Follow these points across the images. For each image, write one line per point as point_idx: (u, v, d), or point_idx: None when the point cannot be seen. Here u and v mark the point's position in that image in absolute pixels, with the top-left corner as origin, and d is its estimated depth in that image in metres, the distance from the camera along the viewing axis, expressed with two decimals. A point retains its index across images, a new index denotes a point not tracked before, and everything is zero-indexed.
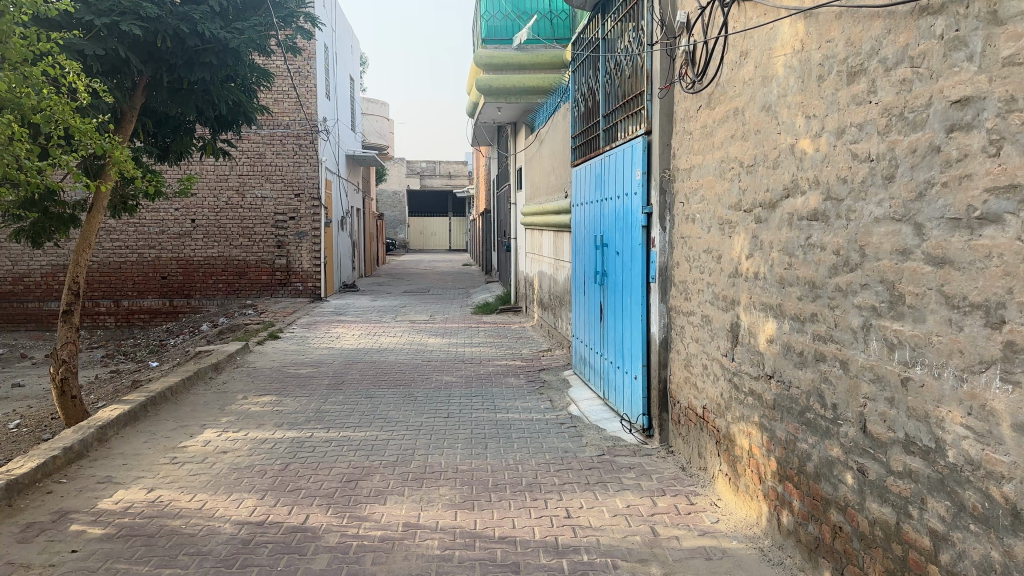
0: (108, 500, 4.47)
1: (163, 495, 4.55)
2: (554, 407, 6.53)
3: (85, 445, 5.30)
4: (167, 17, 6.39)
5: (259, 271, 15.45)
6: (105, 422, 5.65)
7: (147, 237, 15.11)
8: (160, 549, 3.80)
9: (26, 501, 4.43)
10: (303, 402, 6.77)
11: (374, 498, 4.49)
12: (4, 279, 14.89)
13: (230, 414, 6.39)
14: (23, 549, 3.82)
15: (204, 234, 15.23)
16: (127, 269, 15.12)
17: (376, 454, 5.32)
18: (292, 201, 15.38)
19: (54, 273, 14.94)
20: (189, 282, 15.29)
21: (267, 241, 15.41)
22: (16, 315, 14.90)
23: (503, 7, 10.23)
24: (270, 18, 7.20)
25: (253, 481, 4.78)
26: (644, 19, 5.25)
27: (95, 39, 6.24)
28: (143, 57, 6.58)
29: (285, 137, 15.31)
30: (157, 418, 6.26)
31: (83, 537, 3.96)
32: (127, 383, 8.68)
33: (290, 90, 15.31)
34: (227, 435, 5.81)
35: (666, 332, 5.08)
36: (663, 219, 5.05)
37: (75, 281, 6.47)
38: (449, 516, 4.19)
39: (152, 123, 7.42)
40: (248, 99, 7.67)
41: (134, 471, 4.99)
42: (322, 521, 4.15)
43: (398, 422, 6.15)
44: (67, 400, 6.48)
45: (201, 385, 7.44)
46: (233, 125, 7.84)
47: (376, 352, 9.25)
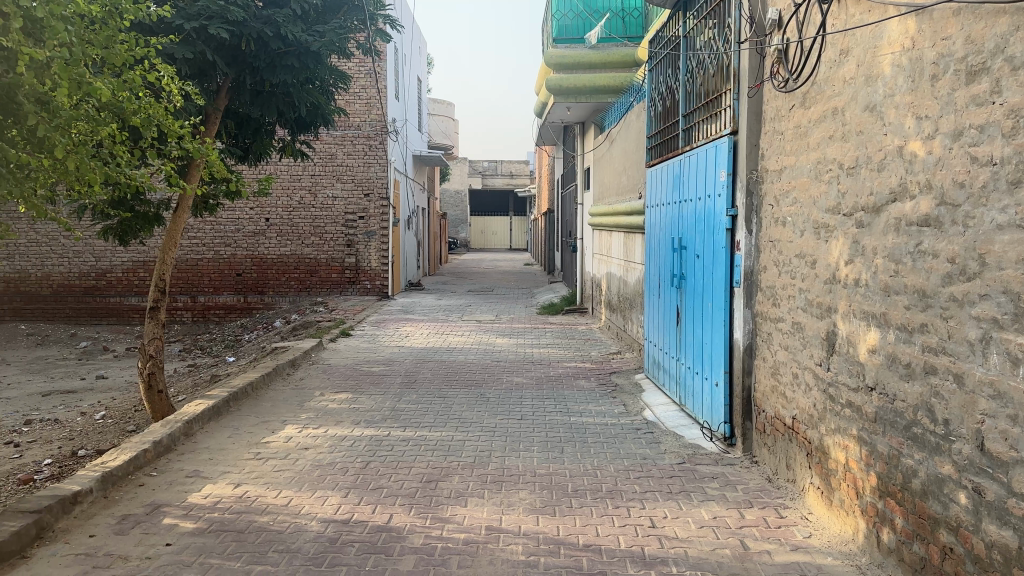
0: (198, 494, 4.58)
1: (249, 491, 4.63)
2: (629, 411, 6.43)
3: (172, 439, 5.45)
4: (251, 21, 6.57)
5: (328, 269, 15.71)
6: (191, 416, 5.80)
7: (223, 235, 15.52)
8: (250, 546, 3.86)
9: (120, 493, 4.58)
10: (378, 400, 6.83)
11: (455, 500, 4.49)
12: (87, 274, 15.47)
13: (309, 410, 6.50)
14: (120, 541, 3.94)
15: (277, 233, 15.56)
16: (203, 266, 15.57)
17: (454, 455, 5.33)
18: (361, 200, 15.58)
19: (134, 268, 15.49)
20: (262, 279, 15.63)
21: (337, 240, 15.65)
22: (98, 309, 15.48)
23: (575, 6, 10.28)
24: (352, 20, 7.30)
25: (335, 479, 4.84)
26: (732, 16, 5.11)
27: (185, 42, 6.43)
28: (227, 59, 6.79)
29: (356, 137, 15.57)
30: (239, 412, 6.41)
31: (175, 531, 4.05)
32: (205, 377, 8.92)
33: (362, 92, 15.54)
34: (307, 431, 5.90)
35: (750, 338, 4.94)
36: (750, 222, 4.91)
37: (161, 279, 6.65)
38: (531, 521, 4.16)
39: (234, 125, 7.55)
40: (326, 100, 7.76)
41: (221, 465, 5.11)
42: (406, 521, 4.16)
43: (473, 423, 6.14)
44: (154, 394, 6.66)
45: (279, 380, 7.61)
46: (311, 127, 7.91)
47: (447, 351, 9.29)
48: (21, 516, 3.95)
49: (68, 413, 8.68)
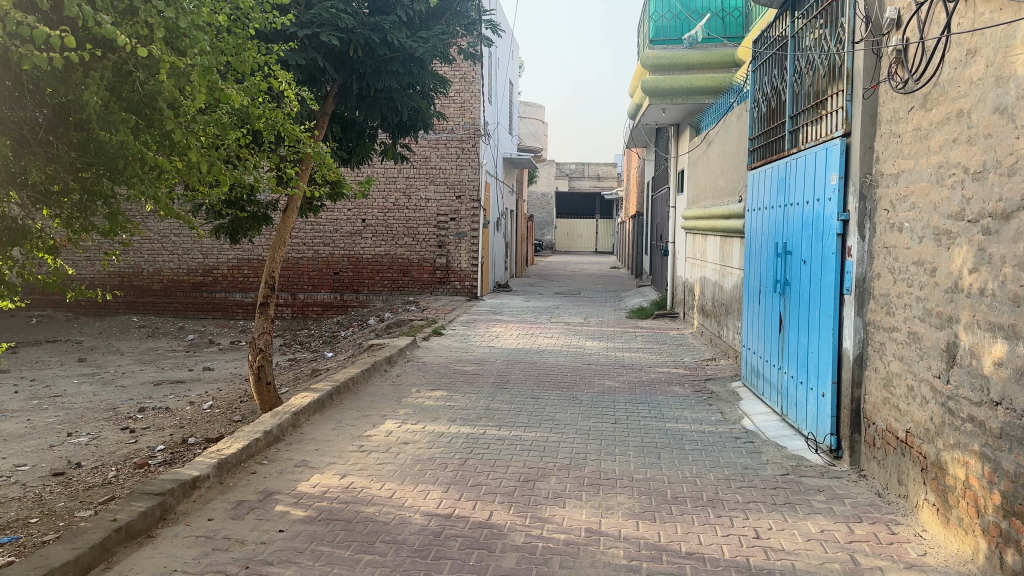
0: (307, 483, 4.77)
1: (355, 482, 4.80)
2: (727, 419, 6.33)
3: (281, 430, 5.70)
4: (359, 28, 6.85)
5: (421, 269, 16.03)
6: (298, 409, 6.06)
7: (322, 235, 16.09)
8: (358, 535, 4.00)
9: (235, 480, 4.82)
10: (473, 399, 6.95)
11: (554, 500, 4.52)
12: (195, 271, 16.27)
13: (407, 406, 6.67)
14: (237, 525, 4.14)
15: (372, 234, 16.00)
16: (303, 264, 16.19)
17: (550, 456, 5.37)
18: (454, 202, 15.85)
19: (238, 266, 16.20)
20: (358, 279, 16.10)
21: (429, 241, 15.95)
22: (204, 304, 16.27)
23: (673, 6, 10.16)
24: (452, 26, 7.50)
25: (435, 474, 4.95)
26: (846, 15, 4.98)
27: (298, 49, 6.77)
28: (336, 65, 7.09)
29: (449, 141, 15.85)
30: (341, 406, 6.64)
31: (288, 518, 4.23)
32: (307, 371, 9.27)
33: (456, 96, 15.82)
34: (406, 426, 6.06)
35: (861, 348, 4.80)
36: (863, 227, 4.76)
37: (271, 277, 6.96)
38: (631, 526, 4.15)
39: (340, 129, 7.84)
40: (426, 105, 7.96)
41: (326, 457, 5.30)
42: (506, 518, 4.23)
43: (567, 425, 6.18)
44: (262, 387, 6.97)
45: (377, 376, 7.83)
46: (411, 130, 8.15)
47: (538, 353, 9.35)
48: (148, 497, 4.21)
49: (179, 402, 9.17)
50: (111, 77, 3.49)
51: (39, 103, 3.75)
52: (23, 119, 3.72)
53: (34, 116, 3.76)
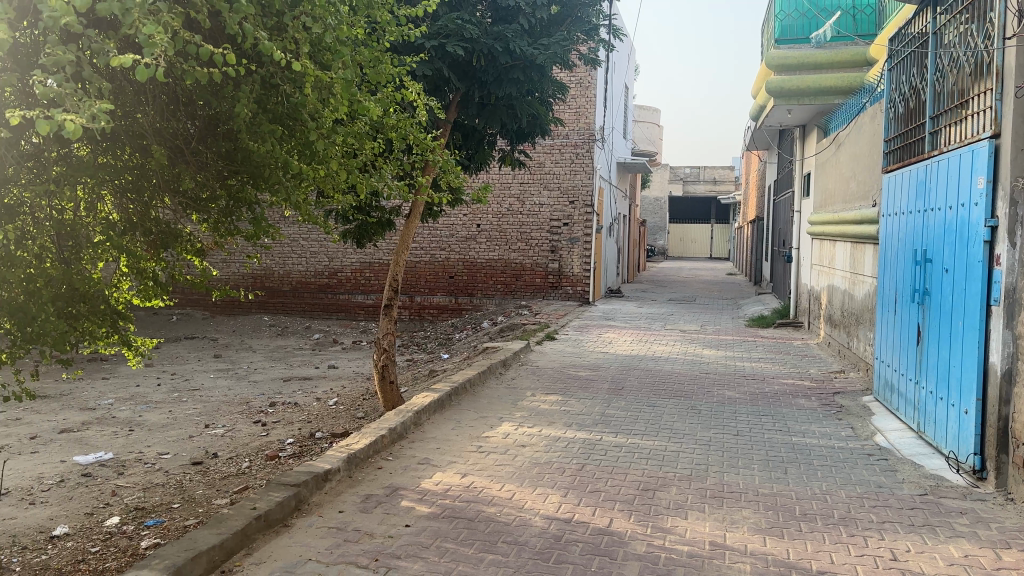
0: (430, 480, 4.92)
1: (476, 482, 4.90)
2: (858, 435, 6.04)
3: (404, 428, 5.90)
4: (483, 38, 7.08)
5: (533, 274, 16.16)
6: (419, 408, 6.25)
7: (439, 240, 16.54)
8: (481, 534, 4.09)
9: (363, 474, 5.03)
10: (588, 405, 6.94)
11: (675, 511, 4.46)
12: (320, 273, 17.05)
13: (523, 410, 6.74)
14: (366, 518, 4.31)
15: (487, 238, 16.28)
16: (420, 268, 16.69)
17: (669, 465, 5.31)
18: (567, 207, 15.89)
19: (361, 269, 16.86)
20: (472, 282, 16.43)
21: (542, 246, 16.06)
22: (328, 305, 17.01)
23: (799, 5, 10.03)
24: (572, 32, 7.58)
25: (554, 478, 4.99)
26: (994, 9, 4.67)
27: (426, 60, 7.05)
28: (460, 75, 7.34)
29: (564, 146, 15.90)
30: (460, 407, 6.80)
31: (414, 514, 4.37)
32: (425, 372, 9.54)
33: (572, 101, 15.86)
34: (523, 429, 6.13)
35: (1011, 363, 4.47)
36: (1013, 234, 4.45)
37: (394, 280, 7.21)
38: (758, 541, 4.04)
39: (460, 137, 8.01)
40: (544, 111, 8.06)
41: (447, 455, 5.45)
42: (627, 526, 4.21)
43: (687, 435, 6.07)
44: (386, 385, 7.24)
45: (493, 379, 7.95)
46: (529, 137, 8.29)
47: (654, 360, 9.25)
48: (284, 488, 4.45)
49: (306, 398, 9.63)
50: (259, 89, 3.70)
51: (191, 114, 4.00)
52: (177, 130, 4.00)
53: (186, 127, 4.01)
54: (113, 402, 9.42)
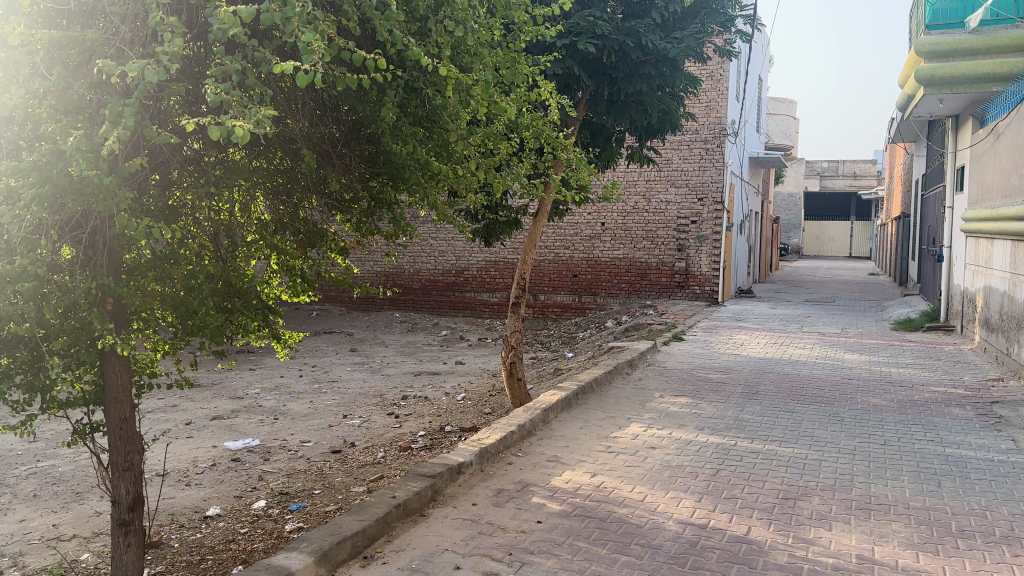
0: (560, 478, 4.92)
1: (606, 482, 4.86)
2: (1021, 449, 5.55)
3: (533, 425, 5.94)
4: (614, 34, 7.06)
5: (659, 273, 15.88)
6: (547, 406, 6.28)
7: (563, 239, 16.57)
8: (614, 535, 4.05)
9: (494, 468, 5.10)
10: (720, 408, 6.74)
11: (817, 522, 4.25)
12: (448, 272, 17.48)
13: (652, 411, 6.63)
14: (498, 512, 4.38)
15: (612, 237, 16.16)
16: (544, 267, 16.79)
17: (810, 474, 5.07)
18: (696, 204, 15.51)
19: (487, 267, 17.16)
20: (596, 281, 16.35)
21: (669, 245, 15.76)
22: (455, 303, 17.41)
23: None
24: (706, 24, 7.44)
25: (687, 482, 4.87)
26: None
27: (557, 59, 7.13)
28: (590, 72, 7.36)
29: (693, 142, 15.55)
30: (587, 406, 6.77)
31: (545, 510, 4.39)
32: (550, 370, 9.58)
33: (701, 95, 15.48)
34: (653, 430, 6.04)
35: None
36: None
37: (523, 278, 7.26)
38: (909, 557, 3.79)
39: (588, 134, 7.94)
40: (676, 106, 7.90)
41: (576, 454, 5.44)
42: (766, 535, 4.05)
43: (828, 443, 5.78)
44: (513, 382, 7.32)
45: (620, 379, 7.87)
46: (659, 132, 8.13)
47: (789, 363, 8.86)
48: (421, 479, 4.59)
49: (435, 392, 9.90)
50: (403, 94, 3.85)
51: (338, 119, 4.22)
52: (324, 134, 4.20)
53: (332, 131, 4.24)
54: (260, 391, 10.03)
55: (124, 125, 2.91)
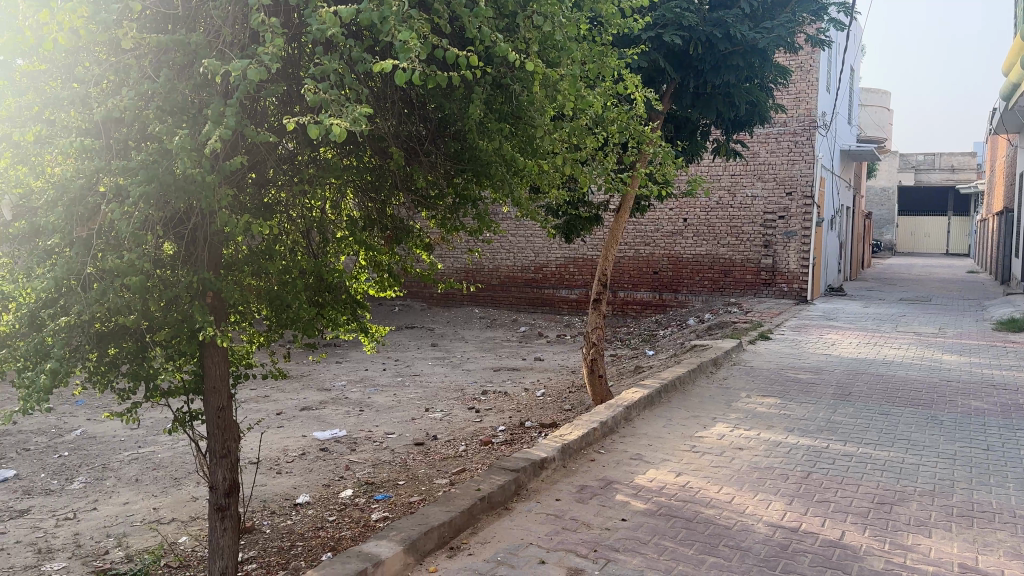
0: (644, 477, 4.86)
1: (692, 481, 4.78)
2: None
3: (616, 423, 5.90)
4: (701, 25, 7.00)
5: (744, 270, 15.51)
6: (630, 403, 6.22)
7: (644, 235, 16.40)
8: (701, 535, 3.98)
9: (577, 465, 5.09)
10: (810, 409, 6.53)
11: (915, 528, 4.07)
12: (528, 268, 17.55)
13: (738, 411, 6.48)
14: (582, 508, 4.36)
15: (694, 233, 15.87)
16: (624, 263, 16.65)
17: (907, 479, 4.85)
18: (784, 199, 15.07)
19: (566, 264, 17.15)
20: (678, 278, 16.10)
21: (754, 241, 15.38)
22: (534, 299, 17.46)
23: None
24: (797, 13, 7.25)
25: (776, 484, 4.74)
26: None
27: (642, 52, 7.12)
28: (675, 65, 7.30)
29: (781, 135, 15.11)
30: (671, 405, 6.67)
31: (629, 508, 4.35)
32: (631, 367, 9.48)
33: (790, 87, 15.03)
34: (739, 431, 5.90)
35: None
36: None
37: (604, 274, 7.20)
38: (1019, 569, 3.59)
39: (673, 127, 7.83)
40: (765, 98, 7.68)
41: (660, 452, 5.37)
42: (860, 541, 3.90)
43: (927, 447, 5.52)
44: (595, 379, 7.28)
45: (704, 377, 7.72)
46: (747, 125, 7.93)
47: (884, 364, 8.51)
48: (504, 473, 4.62)
49: (515, 388, 9.95)
50: (489, 91, 3.86)
51: (425, 117, 4.26)
52: (411, 133, 4.26)
53: (419, 129, 4.27)
54: (346, 384, 10.30)
55: (225, 124, 3.02)
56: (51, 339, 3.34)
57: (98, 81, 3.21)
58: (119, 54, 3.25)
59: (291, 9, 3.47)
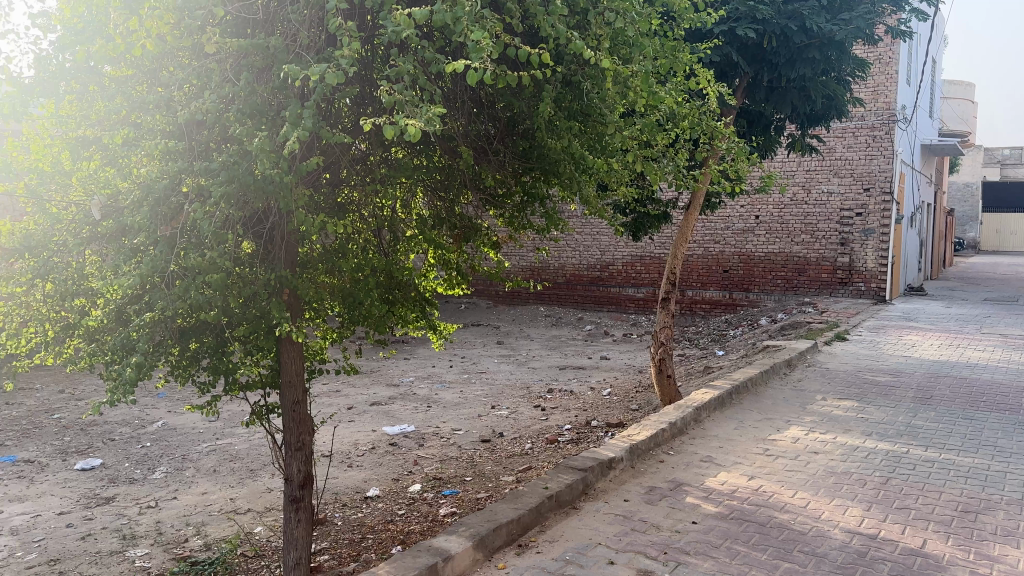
0: (715, 479, 4.78)
1: (765, 485, 4.68)
2: None
3: (685, 424, 5.82)
4: (775, 18, 6.89)
5: (819, 269, 15.10)
6: (700, 404, 6.13)
7: (714, 233, 16.12)
8: (774, 540, 3.89)
9: (645, 465, 5.04)
10: (890, 413, 6.31)
11: (1004, 538, 3.89)
12: (594, 267, 17.47)
13: (813, 414, 6.31)
14: (651, 510, 4.31)
15: (767, 230, 15.52)
16: (693, 261, 16.41)
17: (995, 487, 4.64)
18: (861, 195, 14.60)
19: (633, 262, 16.99)
20: (749, 276, 15.76)
21: (830, 239, 14.94)
22: (601, 297, 17.37)
23: None
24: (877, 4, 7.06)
25: (853, 489, 4.59)
26: None
27: (714, 46, 7.04)
28: (748, 58, 7.19)
29: (858, 129, 14.64)
30: (742, 406, 6.54)
31: (700, 511, 4.28)
32: (701, 367, 9.34)
33: (868, 80, 14.55)
34: (814, 434, 5.74)
35: None
36: None
37: (673, 273, 7.10)
38: None
39: (745, 123, 7.68)
40: (842, 91, 7.46)
41: (732, 455, 5.27)
42: (944, 550, 3.75)
43: (1016, 454, 5.27)
44: (664, 379, 7.19)
45: (777, 379, 7.54)
46: (823, 120, 7.71)
47: (969, 367, 8.15)
48: (572, 472, 4.61)
49: (581, 387, 9.92)
50: (559, 88, 3.86)
51: (493, 117, 4.28)
52: (480, 132, 4.28)
53: (487, 129, 4.29)
54: (414, 380, 10.45)
55: (303, 126, 3.08)
56: (137, 334, 3.46)
57: (181, 85, 3.34)
58: (201, 58, 3.36)
59: (365, 12, 3.54)
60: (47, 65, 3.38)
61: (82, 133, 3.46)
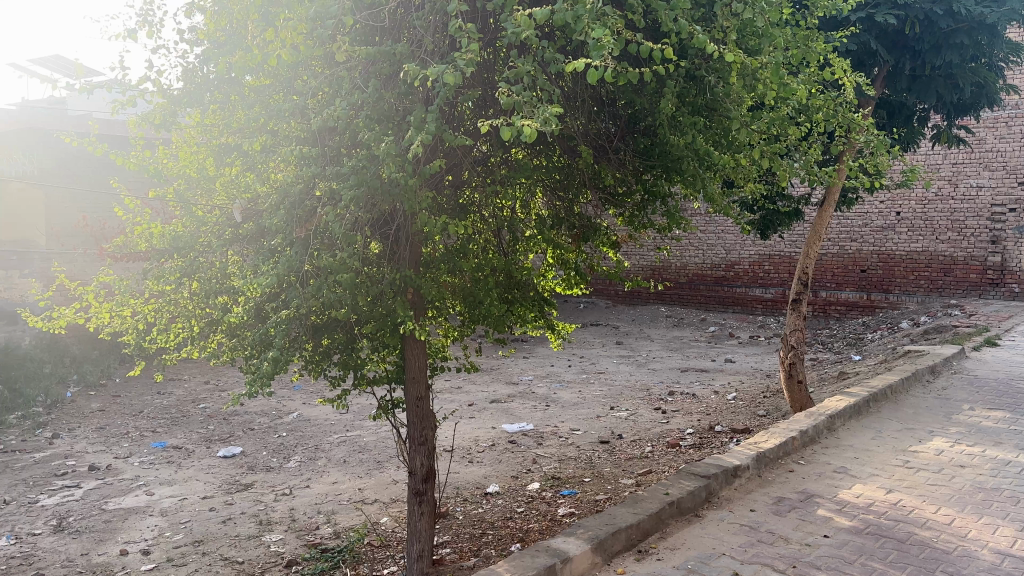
0: (850, 492, 4.52)
1: (904, 500, 4.37)
2: None
3: (817, 432, 5.54)
4: (918, 2, 6.58)
5: (967, 268, 14.02)
6: (833, 412, 5.82)
7: (850, 230, 15.36)
8: (914, 558, 3.63)
9: (773, 475, 4.83)
10: None
11: None
12: (719, 266, 17.00)
13: (960, 425, 5.85)
14: (779, 521, 4.12)
15: (908, 228, 14.60)
16: (827, 260, 15.71)
17: None
18: (1015, 189, 13.45)
19: (759, 261, 16.37)
20: (889, 277, 14.89)
21: (979, 236, 13.85)
22: (725, 298, 16.86)
23: None
24: None
25: (1006, 508, 4.22)
26: None
27: (851, 34, 6.73)
28: (888, 46, 6.84)
29: (1012, 118, 13.49)
30: (880, 415, 6.15)
31: (832, 524, 4.06)
32: (835, 373, 8.89)
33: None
34: (961, 447, 5.32)
35: None
36: None
37: (805, 272, 6.77)
38: None
39: (884, 113, 7.14)
40: (994, 78, 6.95)
41: (868, 467, 4.96)
42: None
43: None
44: (793, 384, 6.87)
45: (919, 387, 7.04)
46: (972, 109, 7.17)
47: None
48: (694, 478, 4.49)
49: (704, 390, 9.64)
50: (683, 83, 3.75)
51: (614, 115, 4.22)
52: (600, 131, 4.22)
53: (608, 127, 4.22)
54: (534, 379, 10.49)
55: (426, 130, 3.13)
56: (274, 331, 3.62)
57: (314, 92, 3.45)
58: (333, 66, 3.44)
59: (487, 15, 3.57)
60: (193, 77, 3.71)
61: (224, 141, 3.72)
